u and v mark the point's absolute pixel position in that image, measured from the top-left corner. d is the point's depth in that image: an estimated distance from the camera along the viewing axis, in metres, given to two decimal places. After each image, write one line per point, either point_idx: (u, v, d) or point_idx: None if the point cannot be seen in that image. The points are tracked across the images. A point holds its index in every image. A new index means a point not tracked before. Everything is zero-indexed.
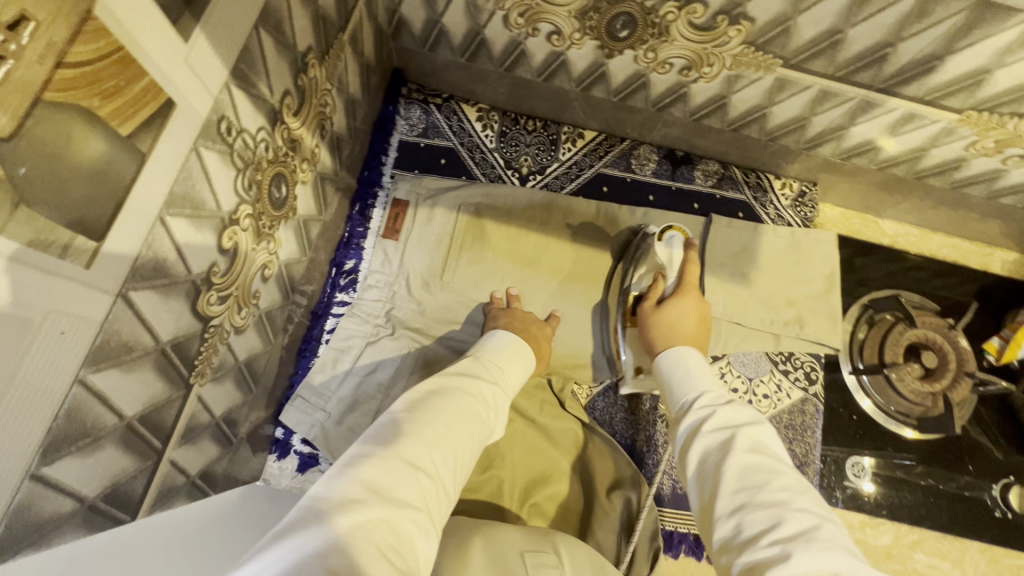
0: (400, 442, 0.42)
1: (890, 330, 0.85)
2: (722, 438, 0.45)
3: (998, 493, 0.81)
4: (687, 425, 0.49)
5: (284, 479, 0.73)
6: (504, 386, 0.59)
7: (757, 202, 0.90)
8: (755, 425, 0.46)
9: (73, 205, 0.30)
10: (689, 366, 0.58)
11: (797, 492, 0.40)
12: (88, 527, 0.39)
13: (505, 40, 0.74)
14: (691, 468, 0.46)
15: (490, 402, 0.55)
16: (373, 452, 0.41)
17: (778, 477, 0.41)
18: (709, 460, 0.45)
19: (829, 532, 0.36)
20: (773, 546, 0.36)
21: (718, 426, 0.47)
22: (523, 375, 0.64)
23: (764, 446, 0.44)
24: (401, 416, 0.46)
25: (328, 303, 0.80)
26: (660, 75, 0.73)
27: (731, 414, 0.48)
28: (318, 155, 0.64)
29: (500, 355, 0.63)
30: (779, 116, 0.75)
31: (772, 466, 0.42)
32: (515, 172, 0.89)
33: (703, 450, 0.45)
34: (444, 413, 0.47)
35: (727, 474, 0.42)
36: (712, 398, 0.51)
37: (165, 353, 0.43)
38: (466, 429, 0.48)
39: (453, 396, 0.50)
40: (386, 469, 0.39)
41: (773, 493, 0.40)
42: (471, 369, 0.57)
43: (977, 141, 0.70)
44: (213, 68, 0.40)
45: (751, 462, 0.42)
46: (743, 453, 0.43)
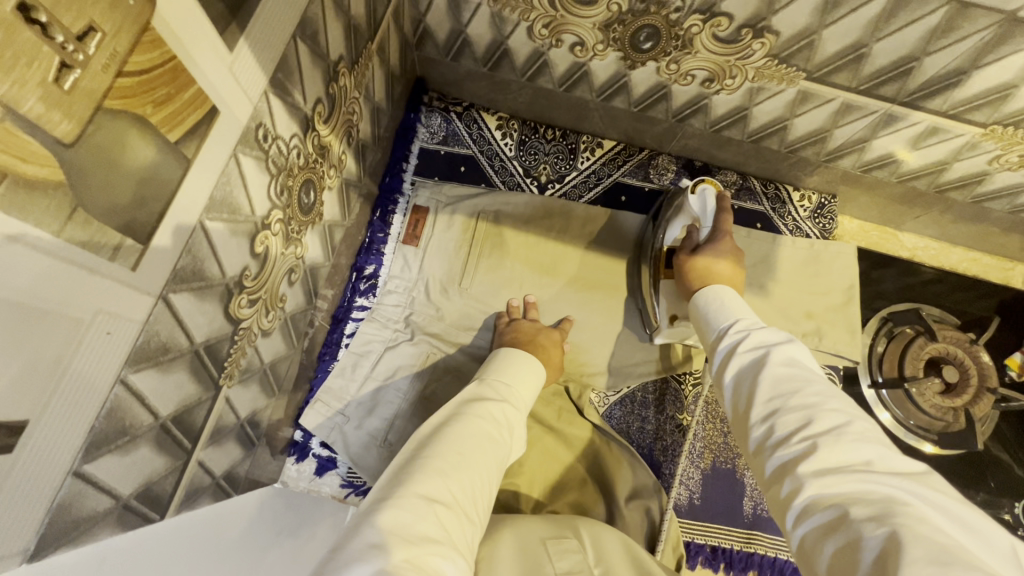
0: (416, 476, 0.42)
1: (910, 344, 0.84)
2: (757, 356, 0.46)
3: (1021, 511, 0.80)
4: (723, 348, 0.50)
5: (302, 481, 0.73)
6: (513, 402, 0.59)
7: (774, 213, 0.90)
8: (789, 341, 0.46)
9: (124, 210, 0.31)
10: (722, 297, 0.58)
11: (830, 394, 0.40)
12: (122, 525, 0.40)
13: (528, 51, 0.75)
14: (726, 384, 0.47)
15: (501, 425, 0.54)
16: (388, 494, 0.40)
17: (812, 384, 0.41)
18: (744, 375, 0.45)
19: (861, 427, 0.37)
20: (806, 442, 0.37)
21: (753, 345, 0.47)
22: (533, 392, 0.64)
23: (798, 359, 0.45)
24: (413, 452, 0.46)
25: (348, 308, 0.79)
26: (682, 86, 0.74)
27: (766, 334, 0.48)
28: (344, 162, 0.65)
29: (505, 374, 0.62)
30: (800, 128, 0.75)
31: (806, 375, 0.43)
32: (534, 180, 0.89)
33: (738, 369, 0.46)
34: (453, 440, 0.47)
35: (761, 383, 0.43)
36: (746, 323, 0.52)
37: (198, 355, 0.44)
38: (480, 457, 0.48)
39: (461, 423, 0.50)
40: (405, 507, 0.39)
41: (807, 397, 0.40)
42: (478, 394, 0.57)
43: (1001, 156, 0.70)
44: (254, 77, 0.41)
45: (786, 373, 0.43)
46: (776, 366, 0.44)
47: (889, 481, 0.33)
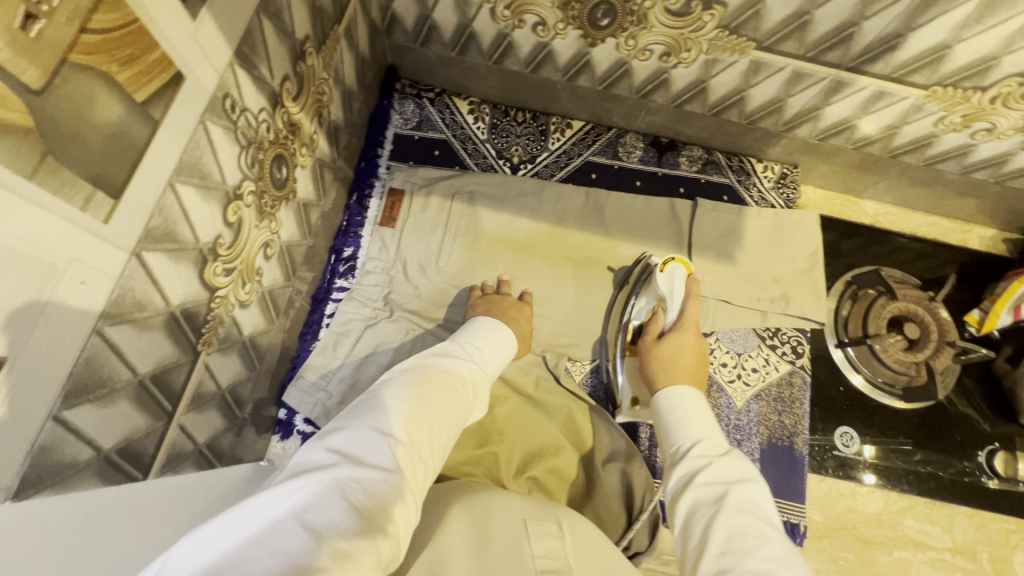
0: (372, 415, 0.45)
1: (873, 303, 0.87)
2: (713, 495, 0.49)
3: (983, 458, 0.83)
4: (680, 474, 0.53)
5: (288, 458, 0.75)
6: (481, 364, 0.62)
7: (740, 185, 0.93)
8: (747, 484, 0.49)
9: (94, 162, 0.33)
10: (686, 405, 0.60)
11: (783, 562, 0.42)
12: (104, 477, 0.41)
13: (493, 33, 0.78)
14: (680, 520, 0.49)
15: (466, 381, 0.57)
16: (345, 426, 0.44)
17: (766, 544, 0.43)
18: (699, 515, 0.48)
19: None
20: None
21: (711, 480, 0.50)
22: (502, 358, 0.66)
23: (754, 507, 0.47)
24: (376, 394, 0.49)
25: (328, 289, 0.82)
26: (642, 62, 0.77)
27: (723, 469, 0.51)
28: (317, 142, 0.67)
29: (474, 338, 0.65)
30: (757, 99, 0.79)
31: (761, 530, 0.44)
32: (507, 162, 0.92)
33: (694, 505, 0.49)
34: (415, 387, 0.50)
35: (716, 533, 0.45)
36: (706, 447, 0.54)
37: (175, 317, 0.46)
38: (443, 407, 0.50)
39: (428, 375, 0.53)
40: (358, 437, 0.42)
41: (759, 562, 0.41)
42: (446, 352, 0.60)
43: (945, 117, 0.74)
44: (218, 47, 0.43)
45: (739, 525, 0.45)
46: (732, 513, 0.46)
47: None
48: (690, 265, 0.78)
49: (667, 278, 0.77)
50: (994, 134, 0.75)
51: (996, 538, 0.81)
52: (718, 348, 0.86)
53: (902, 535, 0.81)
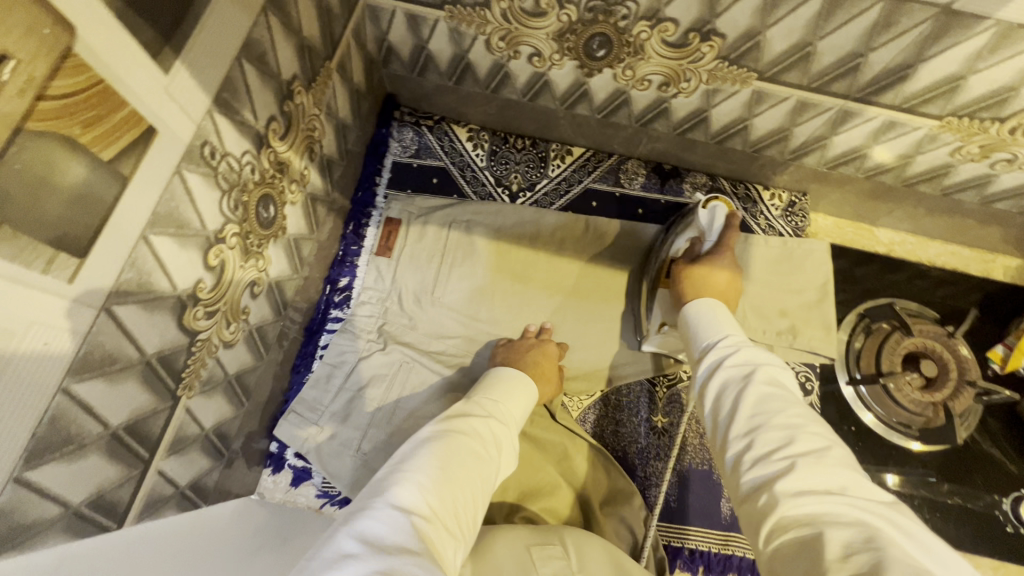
0: (391, 491, 0.45)
1: (887, 338, 0.83)
2: (742, 372, 0.48)
3: (1009, 507, 0.78)
4: (709, 361, 0.52)
5: (278, 493, 0.74)
6: (502, 417, 0.61)
7: (746, 213, 0.90)
8: (774, 362, 0.49)
9: (57, 224, 0.33)
10: (708, 313, 0.60)
11: (811, 420, 0.43)
12: (72, 532, 0.41)
13: (488, 64, 0.77)
14: (709, 398, 0.49)
15: (488, 437, 0.56)
16: (366, 509, 0.44)
17: (793, 407, 0.44)
18: (728, 388, 0.48)
19: (838, 453, 0.40)
20: (784, 462, 0.40)
21: (739, 360, 0.50)
22: (524, 407, 0.65)
23: (780, 381, 0.47)
24: (393, 470, 0.49)
25: (322, 320, 0.81)
26: (640, 91, 0.75)
27: (753, 352, 0.50)
28: (308, 177, 0.67)
29: (495, 391, 0.64)
30: (761, 127, 0.76)
31: (787, 397, 0.45)
32: (505, 189, 0.91)
33: (723, 381, 0.49)
34: (434, 455, 0.50)
35: (744, 399, 0.45)
36: (735, 339, 0.54)
37: (150, 365, 0.45)
38: (465, 475, 0.50)
39: (449, 438, 0.52)
40: (380, 519, 0.42)
41: (787, 419, 0.43)
42: (464, 408, 0.59)
43: (962, 147, 0.70)
44: (194, 97, 0.42)
45: (768, 392, 0.45)
46: (760, 384, 0.46)
47: (859, 506, 0.36)
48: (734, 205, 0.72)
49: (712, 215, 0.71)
50: (1015, 164, 0.71)
51: None
52: None
53: None
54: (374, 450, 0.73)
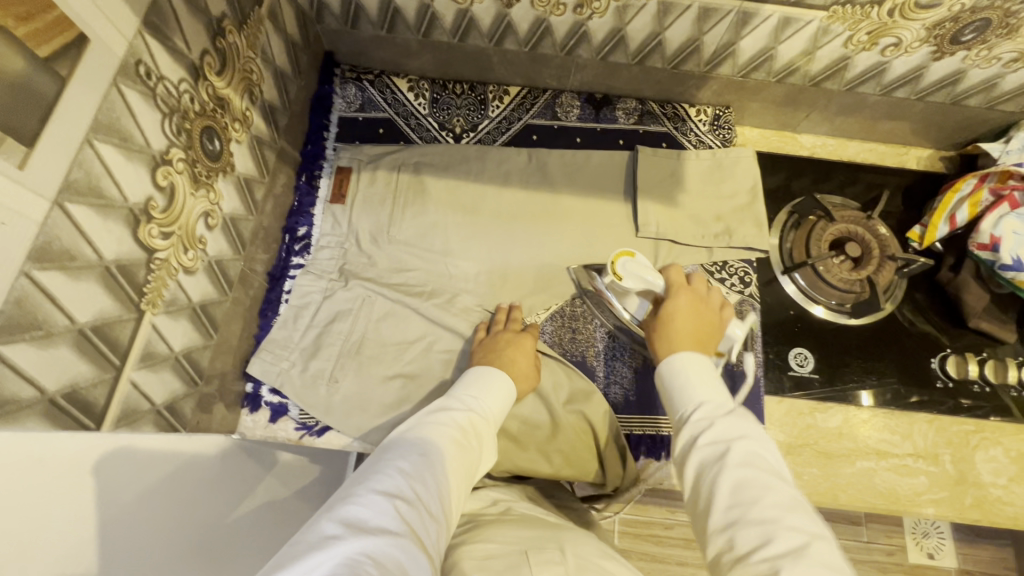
0: (373, 480, 0.50)
1: (813, 228, 0.90)
2: (716, 451, 0.51)
3: (937, 364, 0.85)
4: (685, 436, 0.55)
5: (258, 430, 0.77)
6: (480, 412, 0.66)
7: (677, 131, 0.96)
8: (751, 438, 0.52)
9: (4, 110, 0.37)
10: (682, 372, 0.60)
11: (788, 509, 0.45)
12: (51, 420, 0.44)
13: (415, 6, 0.81)
14: (689, 479, 0.52)
15: (467, 431, 0.61)
16: (351, 496, 0.48)
17: (771, 494, 0.46)
18: (705, 472, 0.50)
19: (815, 549, 0.42)
20: (764, 563, 0.42)
21: (714, 438, 0.52)
22: (504, 401, 0.69)
23: (758, 458, 0.50)
24: (376, 461, 0.54)
25: (284, 267, 0.84)
26: (559, 17, 0.80)
27: (727, 426, 0.53)
28: (251, 119, 0.71)
29: (474, 383, 0.69)
30: (674, 41, 0.82)
31: (764, 480, 0.48)
32: (449, 132, 0.95)
33: (700, 461, 0.51)
34: (417, 450, 0.56)
35: (722, 490, 0.48)
36: (711, 409, 0.56)
37: (110, 271, 0.49)
38: (446, 466, 0.55)
39: (428, 437, 0.58)
40: (365, 505, 0.47)
41: (764, 512, 0.45)
42: (445, 405, 0.64)
43: (852, 36, 0.77)
44: (122, 14, 0.46)
45: (742, 479, 0.48)
46: (735, 468, 0.49)
47: None
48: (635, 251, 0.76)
49: (634, 275, 0.74)
50: (901, 48, 0.78)
51: (957, 441, 0.81)
52: None
53: (865, 446, 0.81)
54: (347, 376, 0.78)
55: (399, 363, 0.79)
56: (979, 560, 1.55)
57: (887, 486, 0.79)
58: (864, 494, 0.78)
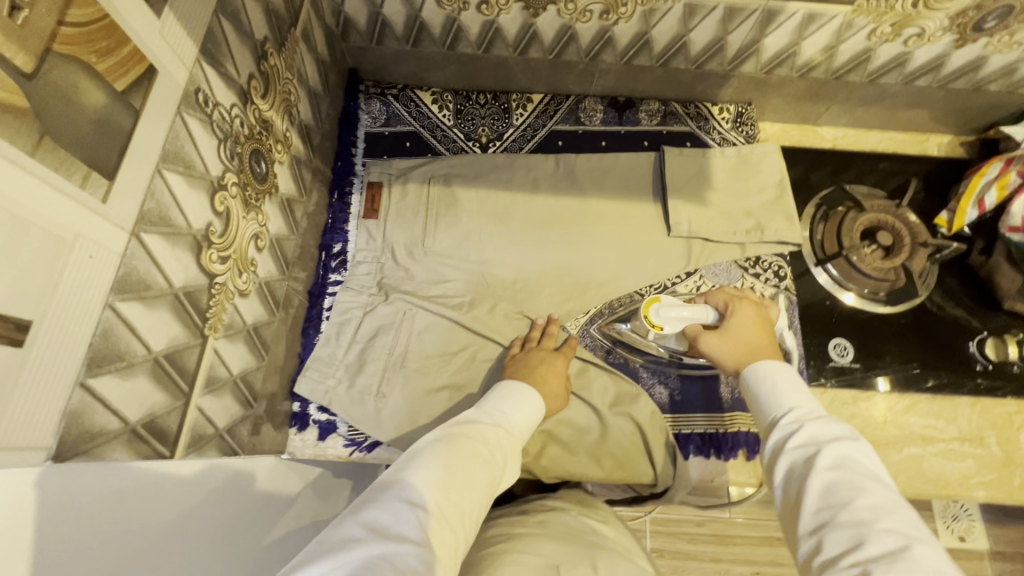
0: (399, 484, 0.50)
1: (844, 219, 0.90)
2: (805, 454, 0.49)
3: (975, 348, 0.86)
4: (773, 438, 0.53)
5: (308, 448, 0.77)
6: (510, 426, 0.63)
7: (701, 130, 0.97)
8: (846, 440, 0.49)
9: (88, 145, 0.37)
10: (763, 382, 0.60)
11: (885, 512, 0.43)
12: (133, 449, 0.44)
13: (441, 20, 0.82)
14: (777, 482, 0.50)
15: (496, 443, 0.59)
16: (378, 500, 0.48)
17: (863, 496, 0.44)
18: (793, 474, 0.49)
19: (918, 553, 0.39)
20: (854, 568, 0.40)
21: (803, 441, 0.51)
22: (533, 417, 0.67)
23: (851, 461, 0.48)
24: (407, 463, 0.53)
25: (323, 284, 0.84)
26: (584, 24, 0.81)
27: (816, 428, 0.51)
28: (291, 139, 0.71)
29: (507, 400, 0.67)
30: (699, 41, 0.83)
31: (858, 481, 0.45)
32: (475, 142, 0.96)
33: (788, 461, 0.50)
34: (445, 455, 0.53)
35: (810, 493, 0.46)
36: (801, 413, 0.54)
37: (179, 298, 0.49)
38: (469, 473, 0.53)
39: (457, 441, 0.56)
40: (388, 511, 0.46)
41: (857, 515, 0.43)
42: (476, 416, 0.62)
43: (876, 29, 0.78)
44: (183, 43, 0.47)
45: (833, 479, 0.46)
46: (825, 471, 0.47)
47: None
48: (656, 296, 0.78)
49: (672, 319, 0.75)
50: (924, 38, 0.79)
51: (1000, 423, 0.82)
52: (705, 284, 0.89)
53: (910, 432, 0.81)
54: (393, 391, 0.78)
55: (445, 375, 0.79)
56: (1010, 540, 1.56)
57: (936, 471, 0.79)
58: (915, 481, 0.78)
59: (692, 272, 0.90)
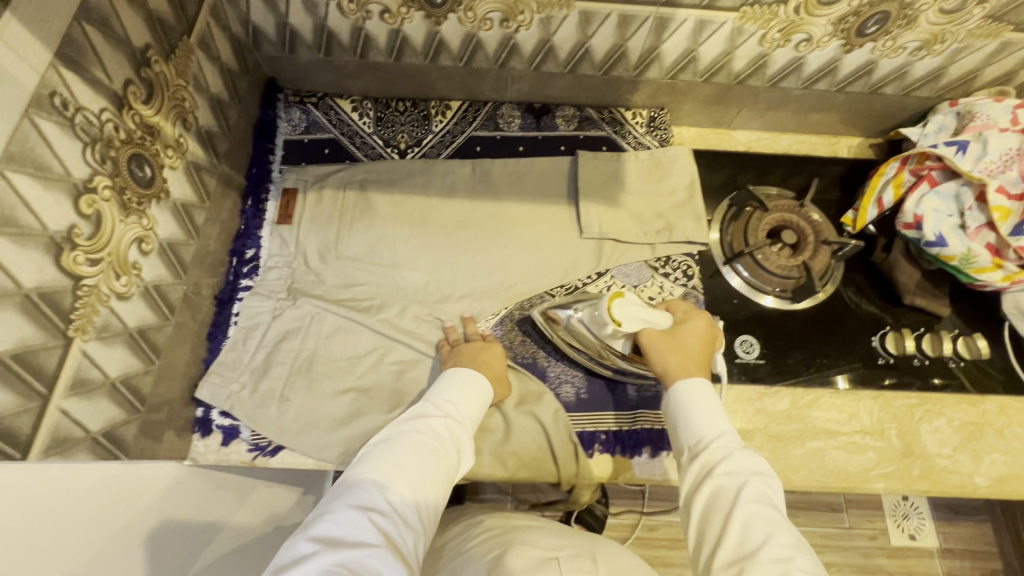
0: (350, 493, 0.54)
1: (750, 219, 0.93)
2: (734, 484, 0.57)
3: (878, 342, 0.88)
4: (702, 463, 0.60)
5: (210, 454, 0.77)
6: (457, 415, 0.67)
7: (616, 134, 0.99)
8: (762, 476, 0.58)
9: None
10: (698, 402, 0.65)
11: (798, 551, 0.51)
12: None
13: (348, 29, 0.84)
14: (701, 501, 0.58)
15: (443, 435, 0.63)
16: (328, 511, 0.52)
17: (778, 532, 0.53)
18: (719, 502, 0.56)
19: None
20: None
21: (731, 470, 0.58)
22: (479, 402, 0.70)
23: (765, 497, 0.56)
24: (357, 469, 0.58)
25: (232, 290, 0.84)
26: (487, 32, 0.83)
27: (743, 461, 0.59)
28: (185, 145, 0.72)
29: (449, 387, 0.70)
30: (600, 48, 0.85)
31: (770, 518, 0.54)
32: (394, 149, 0.97)
33: (715, 489, 0.57)
34: (392, 458, 0.58)
35: (734, 524, 0.54)
36: (726, 440, 0.62)
37: (31, 299, 0.49)
38: (420, 472, 0.58)
39: (401, 443, 0.60)
40: (340, 520, 0.51)
41: (776, 551, 0.51)
42: (422, 409, 0.66)
43: (765, 34, 0.81)
44: (33, 48, 0.48)
45: (755, 515, 0.54)
46: (749, 504, 0.55)
47: None
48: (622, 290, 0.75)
49: (633, 318, 0.73)
50: (813, 44, 0.82)
51: (901, 415, 0.84)
52: (615, 284, 0.89)
53: (813, 427, 0.83)
54: (298, 395, 0.78)
55: (351, 378, 0.80)
56: (959, 537, 1.57)
57: (837, 464, 0.80)
58: (816, 474, 0.80)
59: (603, 272, 0.90)
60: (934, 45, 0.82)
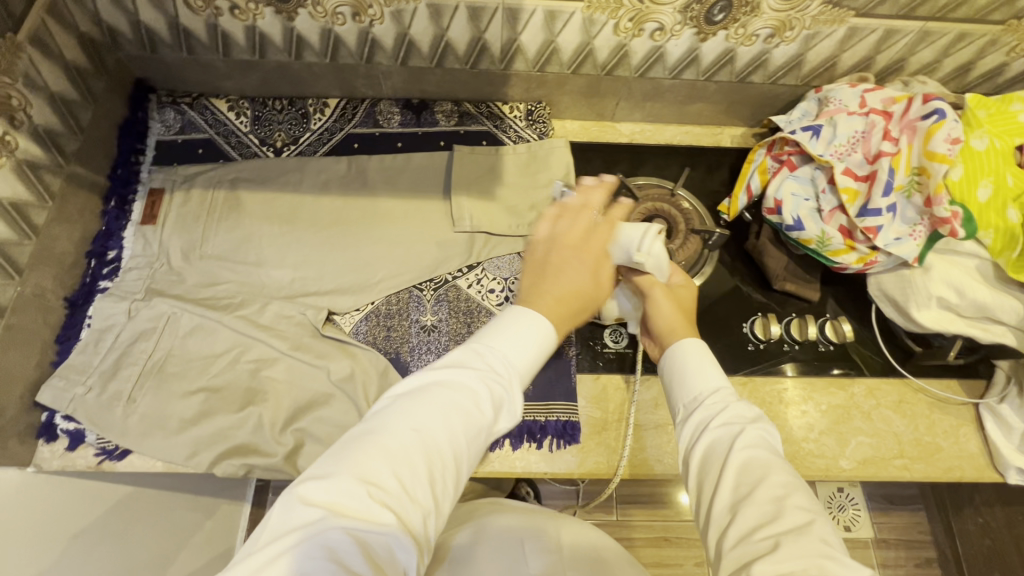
0: (358, 451, 0.45)
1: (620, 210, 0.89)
2: (729, 433, 0.56)
3: (750, 328, 0.88)
4: (695, 421, 0.60)
5: (54, 460, 0.74)
6: (502, 367, 0.54)
7: (497, 129, 0.99)
8: (759, 425, 0.57)
9: None
10: (692, 360, 0.65)
11: (794, 491, 0.49)
12: None
13: (202, 26, 0.84)
14: (699, 451, 0.57)
15: (480, 395, 0.51)
16: (332, 468, 0.44)
17: (774, 473, 0.51)
18: (715, 453, 0.55)
19: (818, 525, 0.46)
20: (768, 537, 0.45)
21: (728, 420, 0.57)
22: (534, 352, 0.57)
23: (765, 445, 0.55)
24: (373, 423, 0.48)
25: (88, 292, 0.82)
26: (342, 27, 0.83)
27: (737, 411, 0.58)
28: (13, 143, 0.71)
29: (501, 330, 0.56)
30: (459, 42, 0.86)
31: (771, 463, 0.52)
32: (270, 147, 0.95)
33: (711, 441, 0.57)
34: (413, 422, 0.48)
35: (730, 471, 0.53)
36: (721, 396, 0.61)
37: None
38: (442, 440, 0.48)
39: (427, 403, 0.49)
40: (341, 486, 0.43)
41: (772, 490, 0.49)
42: (461, 359, 0.54)
43: (617, 23, 0.81)
44: None
45: (751, 459, 0.53)
46: (742, 450, 0.54)
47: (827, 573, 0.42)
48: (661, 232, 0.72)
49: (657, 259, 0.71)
50: (667, 32, 0.83)
51: (770, 399, 0.84)
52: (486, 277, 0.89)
53: None
54: (147, 396, 0.76)
55: (204, 377, 0.78)
56: (896, 528, 1.53)
57: None
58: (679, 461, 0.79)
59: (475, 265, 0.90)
60: (785, 32, 0.83)
